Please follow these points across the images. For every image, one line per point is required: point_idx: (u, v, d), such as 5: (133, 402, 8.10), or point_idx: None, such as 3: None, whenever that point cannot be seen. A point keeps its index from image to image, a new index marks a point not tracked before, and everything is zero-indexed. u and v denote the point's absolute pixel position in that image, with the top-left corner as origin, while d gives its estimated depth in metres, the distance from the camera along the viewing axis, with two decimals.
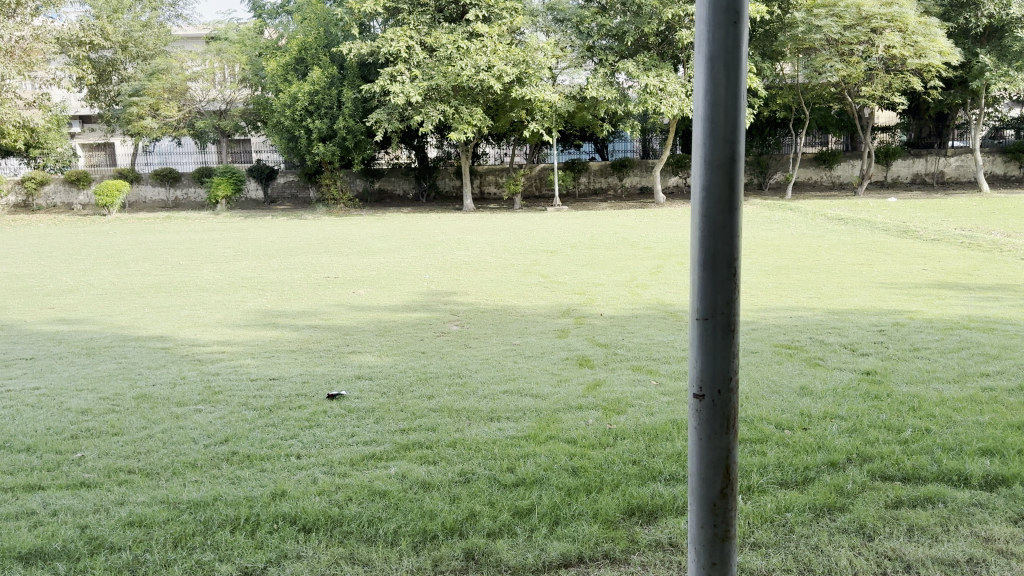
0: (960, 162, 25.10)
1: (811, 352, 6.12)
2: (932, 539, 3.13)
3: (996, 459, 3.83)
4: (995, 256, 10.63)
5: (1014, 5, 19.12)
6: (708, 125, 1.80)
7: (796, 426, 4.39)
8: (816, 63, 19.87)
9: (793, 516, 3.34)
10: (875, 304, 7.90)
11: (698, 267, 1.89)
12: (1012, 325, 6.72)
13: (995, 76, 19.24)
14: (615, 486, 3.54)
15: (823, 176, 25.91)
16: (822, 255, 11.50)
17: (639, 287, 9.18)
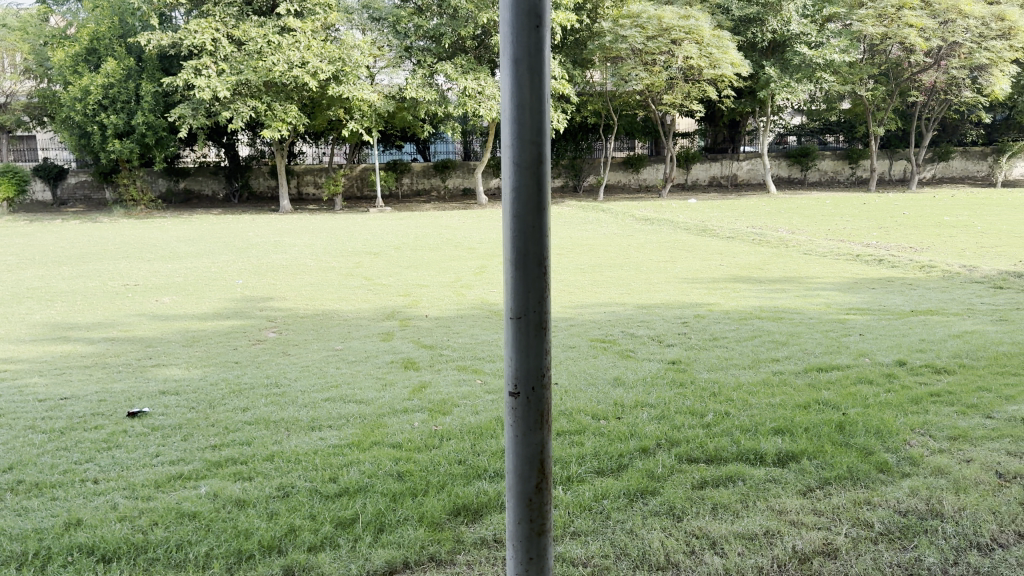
0: (750, 166, 27.43)
1: (623, 345, 6.43)
2: (733, 515, 3.37)
3: (786, 437, 4.20)
4: (781, 251, 11.70)
5: (793, 23, 21.13)
6: (515, 125, 1.82)
7: (611, 416, 4.59)
8: (622, 71, 20.92)
9: (609, 502, 3.48)
10: (680, 297, 8.46)
11: (510, 267, 1.91)
12: (797, 314, 7.42)
13: (780, 86, 21.07)
14: (440, 488, 3.52)
15: (631, 179, 27.44)
16: (632, 253, 12.16)
17: (463, 287, 9.27)
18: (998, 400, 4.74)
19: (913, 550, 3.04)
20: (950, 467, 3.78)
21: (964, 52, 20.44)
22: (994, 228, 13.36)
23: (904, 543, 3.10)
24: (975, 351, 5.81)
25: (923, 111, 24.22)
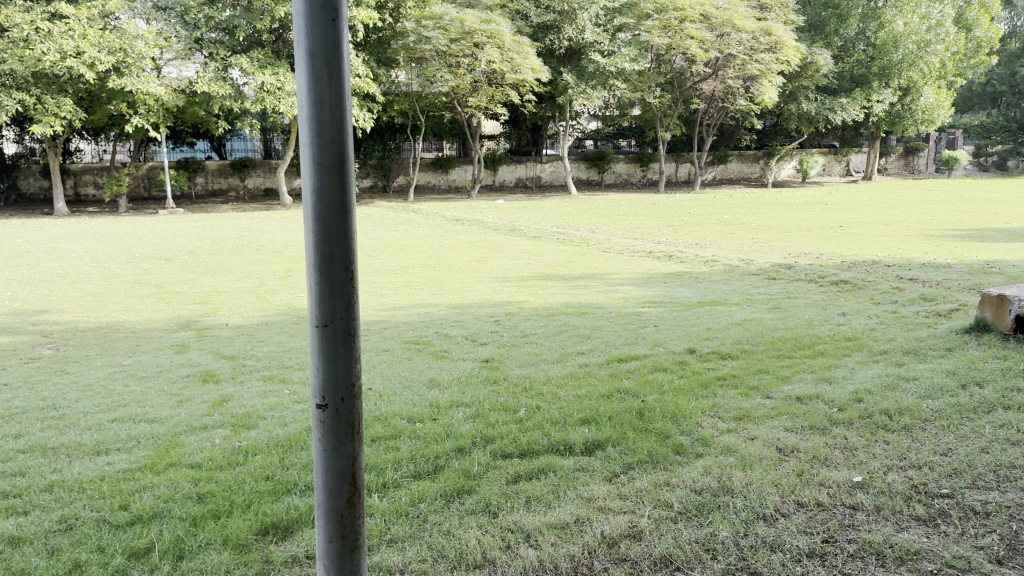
0: (552, 168, 28.55)
1: (437, 346, 6.41)
2: (546, 506, 3.45)
3: (593, 426, 4.37)
4: (583, 249, 12.24)
5: (587, 31, 22.20)
6: (314, 123, 1.73)
7: (425, 418, 4.55)
8: (426, 72, 20.91)
9: (425, 506, 3.44)
10: (491, 296, 8.59)
11: (313, 272, 1.81)
12: (600, 309, 7.80)
13: (577, 92, 22.11)
14: (246, 507, 3.31)
15: (440, 180, 27.59)
16: (442, 253, 12.21)
17: (267, 293, 8.84)
18: (775, 381, 5.24)
19: (709, 525, 3.26)
20: (738, 446, 4.11)
21: (738, 63, 22.50)
22: (767, 224, 14.81)
23: (701, 520, 3.32)
24: (755, 337, 6.39)
25: (704, 118, 26.33)
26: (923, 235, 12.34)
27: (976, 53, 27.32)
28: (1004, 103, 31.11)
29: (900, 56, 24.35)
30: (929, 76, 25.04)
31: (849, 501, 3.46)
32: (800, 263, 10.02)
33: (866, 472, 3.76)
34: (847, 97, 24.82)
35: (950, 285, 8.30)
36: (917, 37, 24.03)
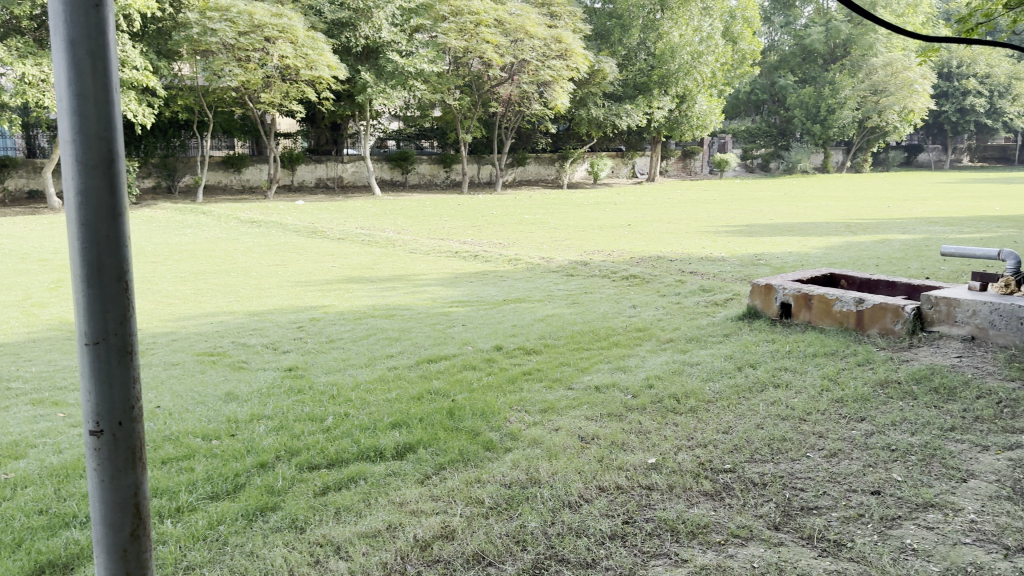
0: (354, 168, 27.98)
1: (235, 356, 6.04)
2: (356, 516, 3.35)
3: (402, 430, 4.31)
4: (388, 250, 12.11)
5: (384, 30, 21.97)
6: (76, 118, 1.54)
7: (224, 434, 4.27)
8: (213, 66, 19.71)
9: (226, 527, 3.22)
10: (292, 302, 8.25)
11: (79, 284, 1.61)
12: (406, 310, 7.73)
13: (376, 92, 21.83)
14: (16, 546, 2.93)
15: (233, 180, 26.20)
16: (238, 257, 11.57)
17: (35, 306, 7.92)
18: (577, 373, 5.46)
19: (518, 518, 3.32)
20: (544, 437, 4.22)
21: (531, 69, 23.26)
22: (564, 223, 15.43)
23: (510, 513, 3.37)
24: (557, 331, 6.63)
25: (502, 120, 26.97)
26: (702, 231, 13.43)
27: (740, 64, 30.12)
28: (765, 111, 34.58)
29: (677, 66, 26.38)
30: (702, 85, 27.33)
31: (646, 482, 3.67)
32: (596, 259, 10.53)
33: (659, 453, 4.00)
34: (631, 104, 26.48)
35: (725, 277, 9.09)
36: (691, 48, 26.13)
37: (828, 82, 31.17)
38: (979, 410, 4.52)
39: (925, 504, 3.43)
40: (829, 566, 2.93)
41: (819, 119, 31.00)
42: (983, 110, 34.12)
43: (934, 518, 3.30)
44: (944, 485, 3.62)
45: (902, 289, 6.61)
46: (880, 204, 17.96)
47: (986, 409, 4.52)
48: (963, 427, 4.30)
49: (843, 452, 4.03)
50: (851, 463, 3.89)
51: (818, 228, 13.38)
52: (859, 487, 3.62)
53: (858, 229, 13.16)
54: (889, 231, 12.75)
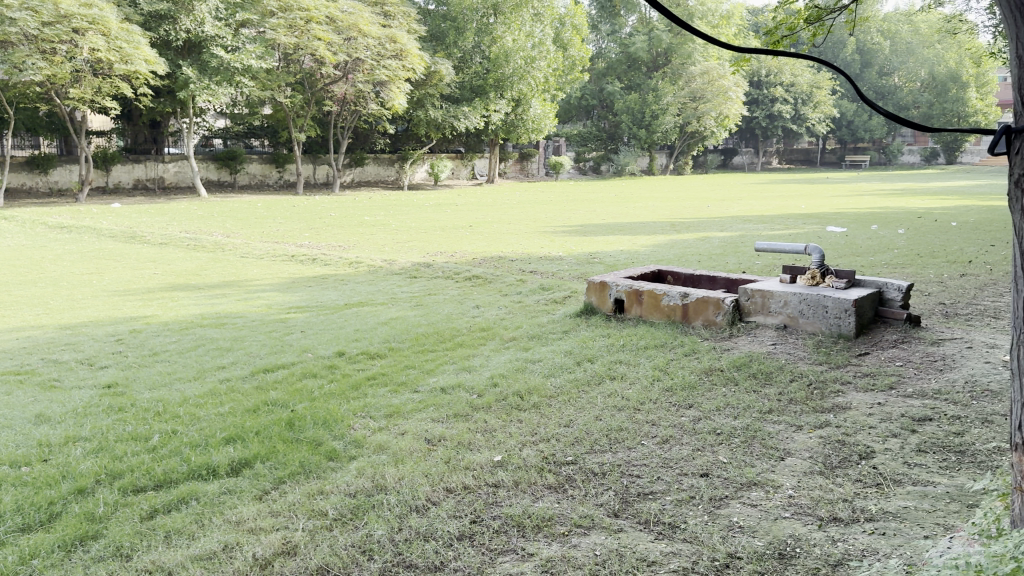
0: (177, 168, 26.32)
1: (43, 375, 5.50)
2: (189, 539, 3.14)
3: (239, 444, 4.09)
4: (218, 256, 11.50)
5: (206, 25, 20.79)
6: None
7: (32, 461, 3.87)
8: (11, 59, 17.82)
9: (39, 562, 2.92)
10: (110, 313, 7.63)
11: None
12: (240, 318, 7.37)
13: (199, 88, 20.60)
14: None
15: (37, 182, 23.94)
16: (46, 266, 10.57)
17: None
18: (421, 375, 5.42)
19: (364, 527, 3.24)
20: (388, 443, 4.15)
21: (366, 68, 22.88)
22: (404, 225, 15.30)
23: (355, 523, 3.28)
24: (400, 334, 6.55)
25: (337, 120, 26.33)
26: (539, 231, 13.77)
27: (571, 70, 31.10)
28: (595, 116, 35.97)
29: (511, 70, 26.87)
30: (535, 90, 28.01)
31: (491, 480, 3.70)
32: (437, 261, 10.53)
33: (504, 451, 4.05)
34: (468, 106, 26.70)
35: (563, 275, 9.37)
36: (524, 53, 26.72)
37: (652, 89, 32.98)
38: (793, 392, 4.93)
39: (749, 483, 3.69)
40: (665, 548, 3.07)
41: (645, 123, 32.79)
42: (787, 117, 37.37)
43: (756, 496, 3.56)
44: (764, 464, 3.91)
45: (722, 283, 7.07)
46: (701, 204, 19.19)
47: (799, 391, 4.94)
48: (779, 409, 4.67)
49: (675, 438, 4.25)
50: (682, 448, 4.11)
51: (648, 227, 14.10)
52: (690, 470, 3.84)
53: (683, 227, 13.99)
54: (710, 229, 13.65)
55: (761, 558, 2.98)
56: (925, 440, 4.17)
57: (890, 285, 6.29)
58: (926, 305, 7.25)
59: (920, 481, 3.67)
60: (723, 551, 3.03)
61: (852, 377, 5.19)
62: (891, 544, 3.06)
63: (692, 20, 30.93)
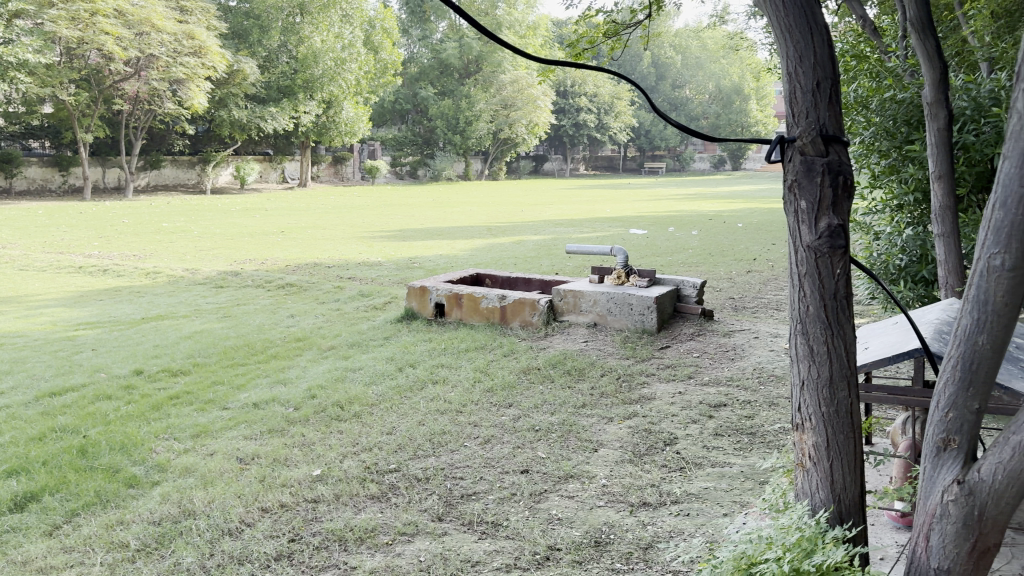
0: None
1: None
2: None
3: (22, 477, 3.67)
4: None
5: None
6: None
7: None
8: None
9: None
10: None
11: None
12: (19, 338, 6.62)
13: None
14: None
15: None
16: None
17: None
18: (232, 391, 5.12)
19: (172, 556, 3.01)
20: (197, 464, 3.90)
21: (161, 65, 21.48)
22: (210, 232, 14.41)
23: (162, 552, 3.05)
24: (207, 348, 6.17)
25: (130, 120, 24.34)
26: (356, 237, 13.50)
27: (383, 73, 30.62)
28: (409, 120, 35.76)
29: (320, 71, 26.15)
30: (346, 92, 27.37)
31: (310, 495, 3.57)
32: (247, 269, 10.05)
33: (324, 464, 3.93)
34: (275, 107, 25.66)
35: (381, 280, 9.25)
36: (333, 54, 26.14)
37: (465, 95, 33.46)
38: (604, 386, 5.18)
39: (566, 475, 3.83)
40: (488, 547, 3.11)
41: (458, 129, 33.21)
42: (592, 126, 39.23)
43: (573, 487, 3.70)
44: (580, 456, 4.07)
45: (537, 285, 7.29)
46: (515, 208, 19.69)
47: (609, 385, 5.19)
48: (593, 403, 4.89)
49: (496, 437, 4.32)
50: (503, 447, 4.19)
51: (464, 231, 14.24)
52: (511, 468, 3.91)
53: (498, 231, 14.29)
54: (524, 232, 14.03)
55: (579, 548, 3.10)
56: (720, 424, 4.53)
57: (686, 283, 6.79)
58: (718, 300, 7.88)
59: (717, 463, 3.97)
60: (543, 544, 3.12)
61: (656, 369, 5.54)
62: (695, 524, 3.29)
63: (500, 29, 31.76)
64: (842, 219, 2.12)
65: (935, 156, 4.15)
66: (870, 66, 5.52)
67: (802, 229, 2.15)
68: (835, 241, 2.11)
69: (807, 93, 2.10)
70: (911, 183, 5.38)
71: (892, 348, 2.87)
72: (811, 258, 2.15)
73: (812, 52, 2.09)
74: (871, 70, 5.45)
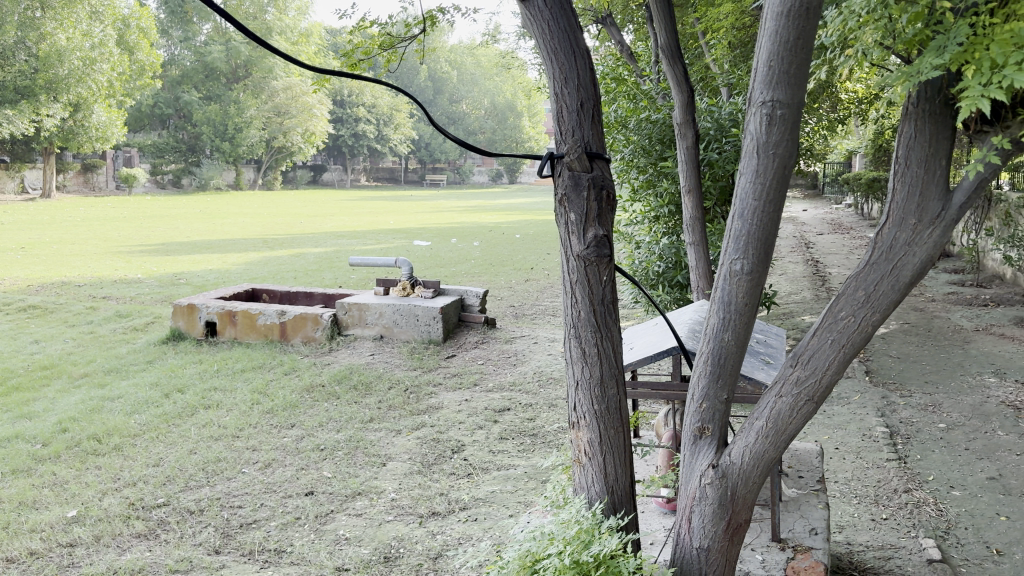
0: None
1: None
2: None
3: None
4: None
5: None
6: None
7: None
8: None
9: None
10: None
11: None
12: None
13: None
14: None
15: None
16: None
17: None
18: None
19: None
20: None
21: None
22: None
23: None
24: None
25: None
26: (111, 253, 12.29)
27: (140, 75, 28.22)
28: (171, 125, 33.12)
29: (67, 71, 23.63)
30: (98, 95, 25.12)
31: (65, 539, 3.21)
32: None
33: (80, 504, 3.55)
34: (11, 109, 22.76)
35: (144, 299, 8.52)
36: (81, 53, 23.77)
37: (233, 101, 31.84)
38: (391, 398, 5.15)
39: (353, 493, 3.76)
40: None
41: (228, 136, 31.49)
42: (371, 136, 39.03)
43: (361, 505, 3.63)
44: (367, 472, 4.01)
45: (320, 298, 7.10)
46: (291, 220, 19.01)
47: (396, 397, 5.17)
48: (379, 416, 4.84)
49: (277, 461, 4.14)
50: (285, 470, 4.03)
51: (237, 244, 13.48)
52: (294, 491, 3.77)
53: (275, 244, 13.70)
54: (303, 245, 13.60)
55: (368, 565, 3.06)
56: (505, 427, 4.68)
57: (469, 293, 6.93)
58: (500, 308, 8.14)
59: (503, 466, 4.10)
60: (330, 566, 3.04)
61: (443, 378, 5.61)
62: (482, 528, 3.38)
63: (270, 35, 30.61)
64: (607, 229, 2.29)
65: (685, 172, 4.58)
66: (627, 88, 5.92)
67: (572, 239, 2.28)
68: (602, 250, 2.27)
69: (573, 112, 2.24)
70: (665, 197, 5.95)
71: (654, 347, 3.12)
72: (580, 267, 2.28)
73: (575, 73, 2.23)
74: (629, 93, 5.89)
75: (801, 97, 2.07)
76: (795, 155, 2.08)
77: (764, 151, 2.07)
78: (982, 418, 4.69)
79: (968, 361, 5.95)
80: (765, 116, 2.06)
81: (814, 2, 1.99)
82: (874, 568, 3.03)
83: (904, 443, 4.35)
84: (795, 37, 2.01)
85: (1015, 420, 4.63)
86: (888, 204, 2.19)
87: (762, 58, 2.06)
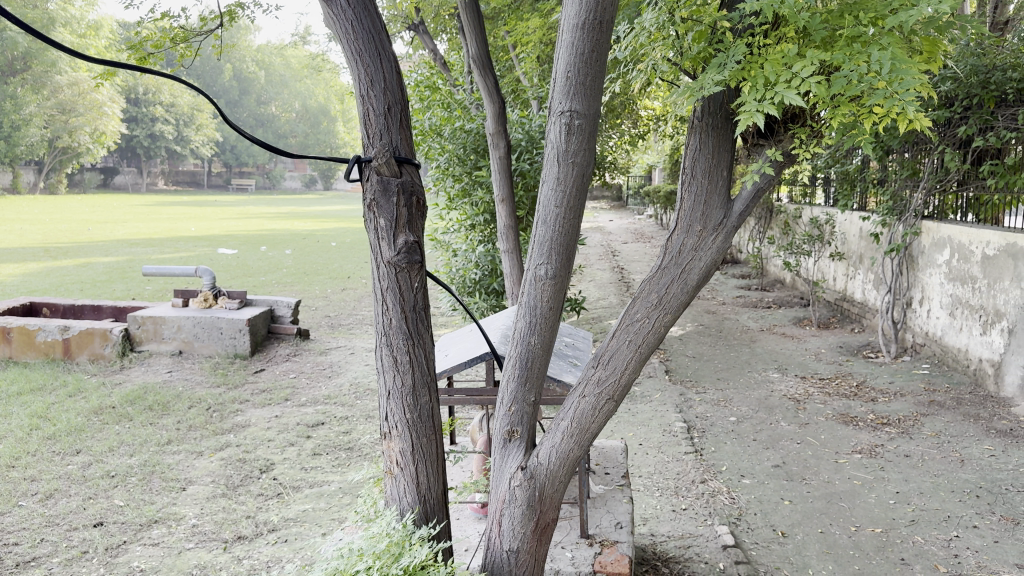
0: None
1: None
2: None
3: None
4: None
5: None
6: None
7: None
8: None
9: None
10: None
11: None
12: None
13: None
14: None
15: None
16: None
17: None
18: None
19: None
20: None
21: None
22: None
23: None
24: None
25: None
26: None
27: None
28: None
29: None
30: None
31: None
32: None
33: None
34: None
35: None
36: None
37: (9, 96, 28.57)
38: (191, 418, 4.81)
39: (148, 522, 3.45)
40: None
41: (2, 135, 28.39)
42: (170, 137, 36.67)
43: (158, 533, 3.35)
44: (165, 498, 3.71)
45: (109, 311, 6.54)
46: (78, 226, 17.38)
47: (198, 416, 4.84)
48: (178, 438, 4.50)
49: (60, 491, 3.74)
50: (70, 501, 3.64)
51: (14, 254, 12.12)
52: (80, 523, 3.42)
53: (59, 253, 12.46)
54: (92, 254, 12.49)
55: None
56: (319, 442, 4.51)
57: (280, 303, 6.65)
58: (314, 319, 7.88)
59: (316, 483, 3.94)
60: None
61: (250, 396, 5.31)
62: (293, 549, 3.21)
63: (54, 26, 27.95)
64: (417, 235, 2.25)
65: (498, 181, 4.63)
66: (440, 97, 5.93)
67: (382, 246, 2.21)
68: (412, 256, 2.23)
69: (379, 115, 2.18)
70: (481, 206, 6.04)
71: (467, 353, 3.13)
72: (391, 274, 2.22)
73: (382, 76, 2.16)
74: (442, 101, 5.90)
75: (597, 108, 2.14)
76: (592, 165, 2.16)
77: (563, 159, 2.12)
78: (767, 411, 5.12)
79: (754, 359, 6.48)
80: (563, 126, 2.11)
81: (606, 16, 2.07)
82: (675, 556, 3.20)
83: (700, 437, 4.64)
84: (590, 49, 2.08)
85: (795, 411, 5.10)
86: (677, 212, 2.33)
87: (561, 69, 2.11)
